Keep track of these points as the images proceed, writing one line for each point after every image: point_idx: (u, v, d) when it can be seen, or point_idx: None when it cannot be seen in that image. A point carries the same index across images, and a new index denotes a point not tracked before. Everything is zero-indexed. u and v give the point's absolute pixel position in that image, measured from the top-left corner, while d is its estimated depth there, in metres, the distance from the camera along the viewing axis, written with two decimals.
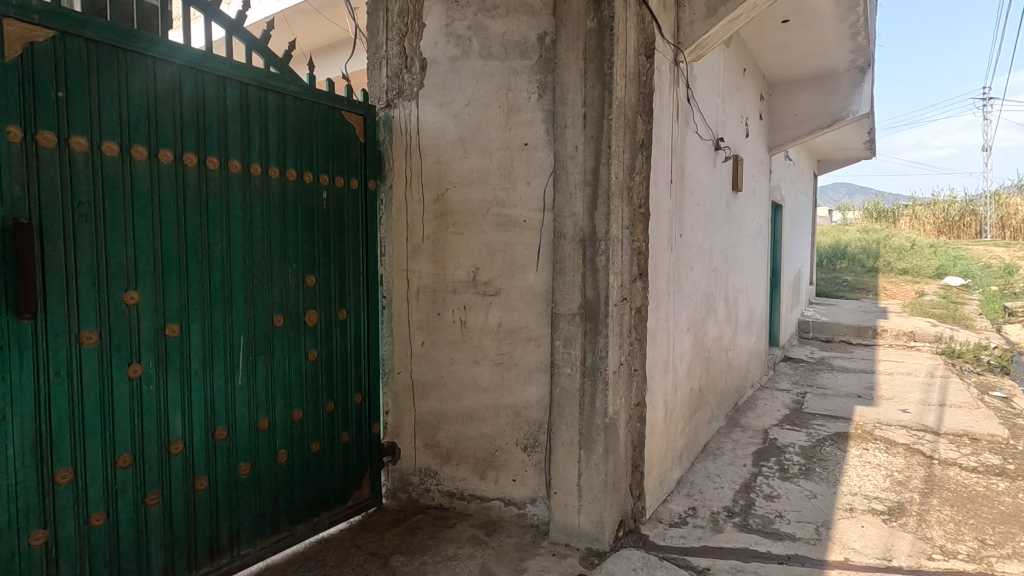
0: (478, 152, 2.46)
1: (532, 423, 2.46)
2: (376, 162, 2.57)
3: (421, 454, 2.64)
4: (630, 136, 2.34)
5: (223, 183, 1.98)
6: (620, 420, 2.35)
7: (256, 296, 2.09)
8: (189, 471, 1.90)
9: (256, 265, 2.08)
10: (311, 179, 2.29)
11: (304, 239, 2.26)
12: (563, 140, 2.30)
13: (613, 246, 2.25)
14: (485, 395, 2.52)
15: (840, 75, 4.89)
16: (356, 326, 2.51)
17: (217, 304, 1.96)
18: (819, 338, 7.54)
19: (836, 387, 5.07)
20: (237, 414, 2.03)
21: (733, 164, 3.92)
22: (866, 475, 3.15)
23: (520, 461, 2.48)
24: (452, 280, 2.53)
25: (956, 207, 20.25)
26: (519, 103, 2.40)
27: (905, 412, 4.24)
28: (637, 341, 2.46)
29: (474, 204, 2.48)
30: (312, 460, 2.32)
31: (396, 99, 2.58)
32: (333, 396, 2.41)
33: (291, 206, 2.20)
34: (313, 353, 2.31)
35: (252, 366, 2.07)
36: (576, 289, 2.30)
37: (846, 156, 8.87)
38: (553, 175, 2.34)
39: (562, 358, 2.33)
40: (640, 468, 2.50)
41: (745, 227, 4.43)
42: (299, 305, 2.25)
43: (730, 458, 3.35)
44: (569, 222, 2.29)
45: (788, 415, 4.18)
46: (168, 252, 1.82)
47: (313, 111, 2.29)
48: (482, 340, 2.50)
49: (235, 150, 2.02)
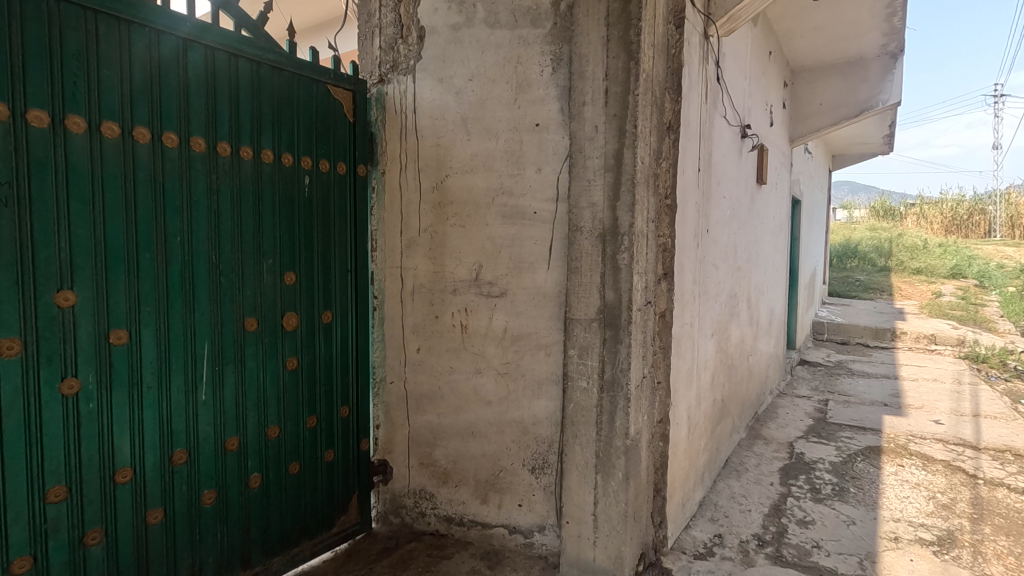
0: (483, 134, 2.16)
1: (541, 442, 2.17)
2: (366, 144, 2.28)
3: (415, 473, 2.34)
4: (657, 116, 2.03)
5: (184, 163, 1.68)
6: (642, 441, 2.05)
7: (225, 297, 1.79)
8: (140, 503, 1.61)
9: (224, 260, 1.79)
10: (291, 162, 1.99)
11: (283, 232, 1.97)
12: (580, 120, 2.00)
13: (638, 242, 1.95)
14: (488, 410, 2.23)
15: (868, 62, 4.51)
16: (343, 330, 2.21)
17: (177, 306, 1.67)
18: (834, 340, 7.25)
19: (859, 394, 4.77)
20: (201, 433, 1.74)
21: (758, 154, 3.62)
22: (907, 497, 2.86)
23: (527, 484, 2.20)
24: (453, 278, 2.23)
25: (965, 206, 19.94)
26: (529, 78, 2.10)
27: (938, 423, 3.95)
28: (661, 349, 2.16)
29: (478, 193, 2.18)
30: (290, 484, 2.04)
31: (390, 73, 2.27)
32: (316, 410, 2.12)
33: (266, 194, 1.91)
34: (292, 362, 2.02)
35: (218, 379, 1.78)
36: (594, 292, 2.00)
37: (863, 151, 8.54)
38: (569, 159, 2.04)
39: (577, 370, 2.04)
40: (662, 492, 2.21)
41: (768, 224, 4.13)
42: (277, 308, 1.96)
43: (755, 475, 3.06)
44: (587, 214, 2.00)
45: (811, 425, 3.89)
46: (114, 243, 1.53)
47: (293, 84, 1.99)
48: (486, 347, 2.21)
49: (198, 126, 1.72)
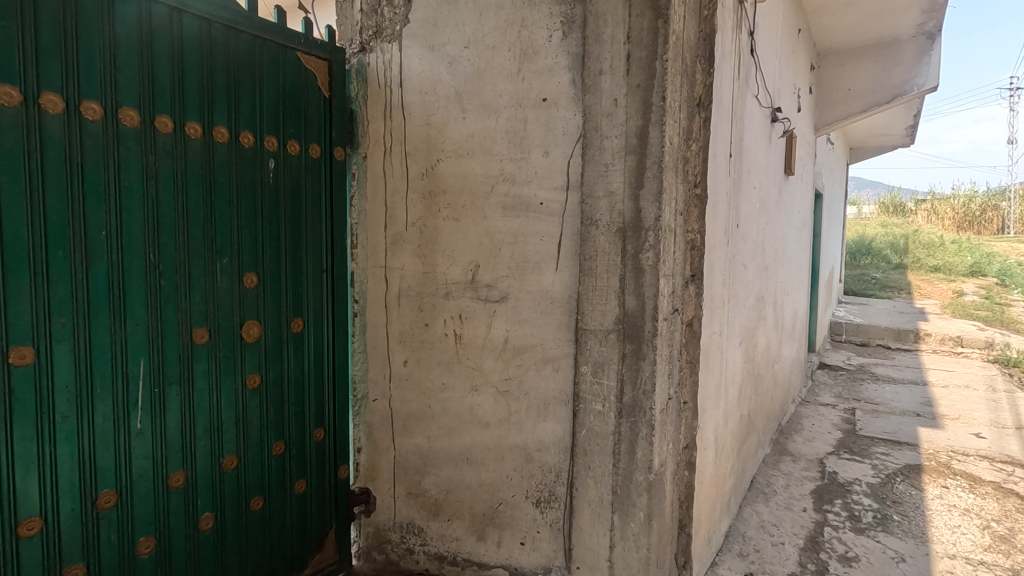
0: (481, 112, 1.84)
1: (547, 471, 1.86)
2: (345, 123, 1.96)
3: (402, 505, 2.03)
4: (687, 88, 1.70)
5: (111, 140, 1.36)
6: (667, 473, 1.73)
7: (166, 304, 1.48)
8: (53, 558, 1.31)
9: (165, 259, 1.48)
10: (252, 142, 1.67)
11: (243, 227, 1.65)
12: (596, 93, 1.68)
13: (665, 238, 1.63)
14: (486, 433, 1.91)
15: (902, 44, 4.19)
16: (317, 340, 1.90)
17: (101, 316, 1.36)
18: (853, 341, 6.90)
19: (888, 403, 4.42)
20: (136, 468, 1.44)
21: (786, 141, 3.28)
22: (959, 527, 2.53)
23: (530, 519, 1.89)
24: (445, 280, 1.91)
25: (978, 201, 19.45)
26: (535, 44, 1.77)
27: (980, 437, 3.62)
28: (688, 364, 1.84)
29: (474, 180, 1.86)
30: (253, 523, 1.73)
31: (373, 40, 1.95)
32: (284, 435, 1.82)
33: (220, 180, 1.59)
34: (254, 379, 1.71)
35: (158, 403, 1.47)
36: (611, 298, 1.69)
37: (882, 143, 8.15)
38: (582, 139, 1.72)
39: (590, 391, 1.73)
40: (688, 529, 1.90)
41: (794, 219, 3.79)
42: (234, 317, 1.65)
43: (785, 499, 2.73)
44: (603, 205, 1.68)
45: (841, 438, 3.56)
46: (14, 240, 1.23)
47: (255, 49, 1.67)
48: (483, 361, 1.89)
49: (130, 96, 1.40)
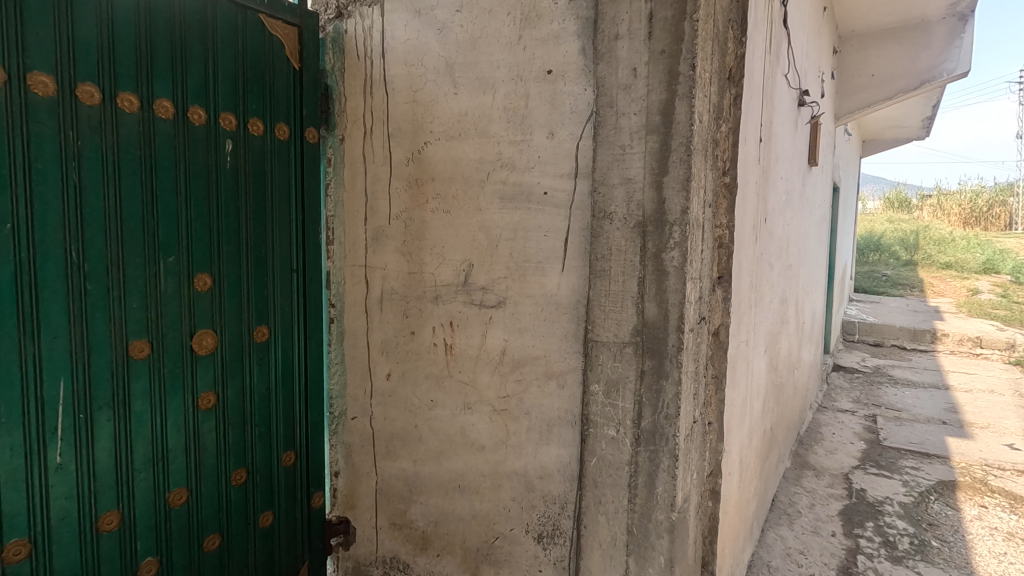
0: (475, 86, 1.58)
1: (551, 503, 1.61)
2: (318, 100, 1.70)
3: (385, 537, 1.78)
4: (719, 56, 1.44)
5: (17, 112, 1.11)
6: (690, 508, 1.47)
7: (94, 314, 1.23)
8: None
9: (92, 258, 1.22)
10: (204, 119, 1.41)
11: (194, 220, 1.40)
12: (611, 62, 1.42)
13: (693, 234, 1.36)
14: (480, 458, 1.66)
15: (932, 25, 3.87)
16: (285, 351, 1.65)
17: (6, 329, 1.12)
18: (866, 341, 6.65)
19: (910, 409, 4.17)
20: (53, 511, 1.20)
21: (811, 127, 3.02)
22: (1006, 556, 2.28)
23: (531, 556, 1.64)
24: (434, 282, 1.66)
25: (987, 198, 19.12)
26: (538, 7, 1.51)
27: (1013, 449, 3.37)
28: (714, 380, 1.59)
29: (467, 166, 1.60)
30: (208, 565, 1.49)
31: (350, 4, 1.69)
32: (247, 461, 1.57)
33: (163, 164, 1.33)
34: (208, 399, 1.46)
35: (83, 432, 1.23)
36: (627, 305, 1.43)
37: (896, 135, 7.86)
38: (594, 117, 1.46)
39: (602, 414, 1.48)
40: (711, 568, 1.65)
41: (814, 214, 3.53)
42: (183, 326, 1.39)
43: (810, 522, 2.49)
44: (619, 194, 1.43)
45: (865, 450, 3.32)
46: None
47: (207, 7, 1.40)
48: (477, 375, 1.64)
49: (44, 60, 1.15)
